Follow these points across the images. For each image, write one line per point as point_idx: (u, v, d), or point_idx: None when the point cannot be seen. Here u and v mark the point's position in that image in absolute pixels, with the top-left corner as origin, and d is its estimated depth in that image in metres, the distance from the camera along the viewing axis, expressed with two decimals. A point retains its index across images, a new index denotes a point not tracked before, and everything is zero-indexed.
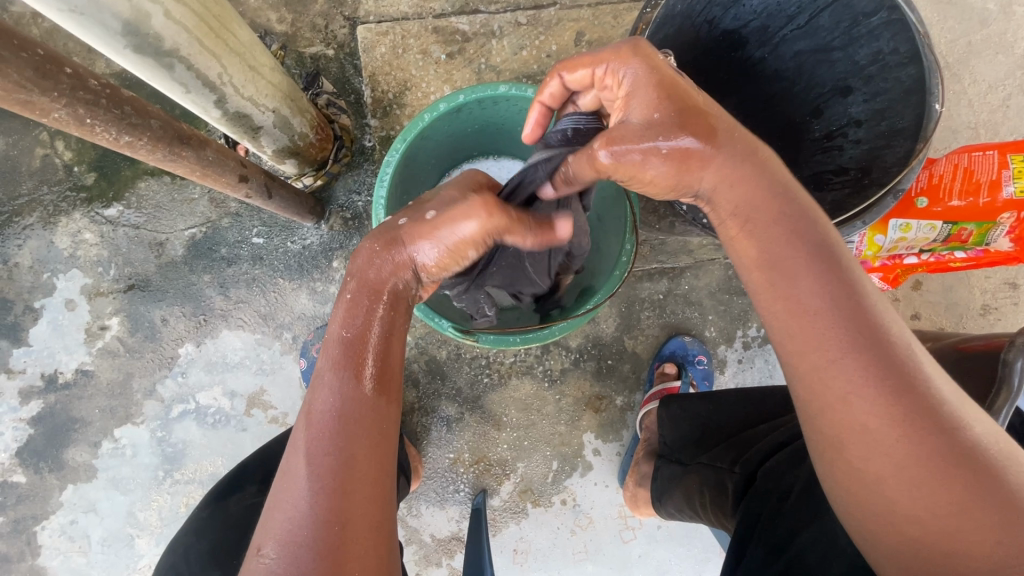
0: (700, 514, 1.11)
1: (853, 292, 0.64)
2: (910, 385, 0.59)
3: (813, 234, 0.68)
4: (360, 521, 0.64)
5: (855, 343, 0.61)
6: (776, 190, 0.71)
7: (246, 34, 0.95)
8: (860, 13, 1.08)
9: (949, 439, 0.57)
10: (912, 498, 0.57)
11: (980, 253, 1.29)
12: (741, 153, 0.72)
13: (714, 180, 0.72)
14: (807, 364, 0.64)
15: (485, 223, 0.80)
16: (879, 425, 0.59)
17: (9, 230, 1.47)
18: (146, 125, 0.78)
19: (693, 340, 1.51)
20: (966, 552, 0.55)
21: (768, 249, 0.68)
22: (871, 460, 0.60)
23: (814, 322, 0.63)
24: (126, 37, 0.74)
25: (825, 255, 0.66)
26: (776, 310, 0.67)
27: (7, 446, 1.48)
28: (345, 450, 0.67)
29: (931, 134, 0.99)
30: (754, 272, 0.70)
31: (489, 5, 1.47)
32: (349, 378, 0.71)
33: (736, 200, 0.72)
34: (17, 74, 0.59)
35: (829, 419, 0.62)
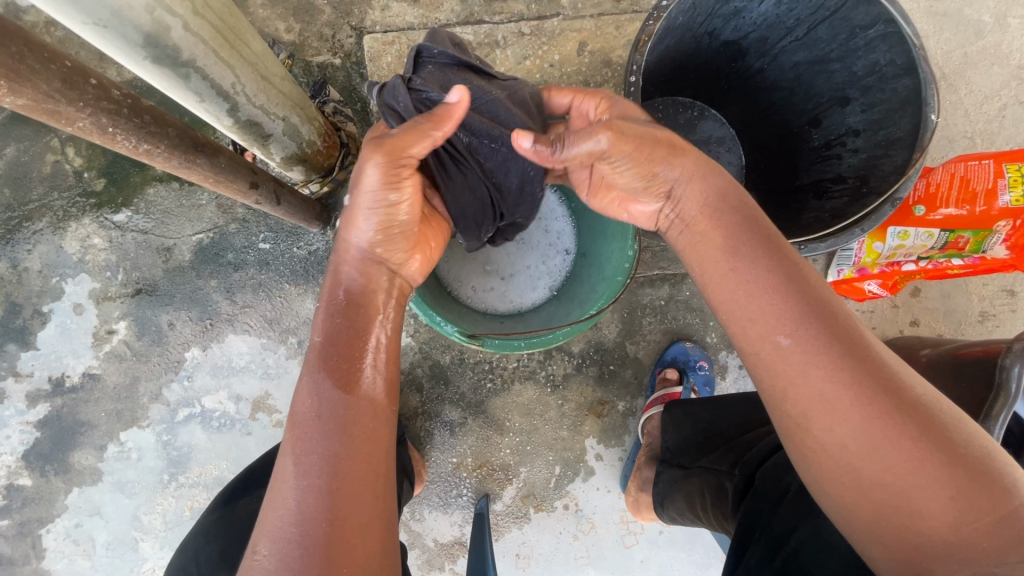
0: (702, 519, 1.12)
1: (800, 274, 0.71)
2: (860, 354, 0.65)
3: (762, 227, 0.77)
4: (351, 517, 0.66)
5: (805, 317, 0.68)
6: (732, 188, 0.82)
7: (259, 45, 0.98)
8: (857, 25, 1.10)
9: (901, 404, 0.62)
10: (874, 462, 0.61)
11: (977, 260, 1.31)
12: (706, 161, 0.85)
13: (687, 175, 0.83)
14: (767, 341, 0.69)
15: (377, 158, 0.79)
16: (835, 393, 0.64)
17: (18, 235, 1.48)
18: (163, 133, 0.80)
19: (694, 346, 1.53)
20: (926, 509, 0.58)
21: (731, 240, 0.77)
22: (833, 429, 0.64)
23: (767, 301, 0.70)
24: (146, 48, 0.76)
25: (773, 244, 0.75)
26: (736, 294, 0.74)
27: (14, 448, 1.49)
28: (328, 450, 0.68)
29: (928, 144, 1.01)
30: (717, 263, 0.77)
31: (493, 16, 1.50)
32: (327, 379, 0.72)
33: (702, 197, 0.82)
34: (45, 85, 0.61)
35: (792, 392, 0.67)
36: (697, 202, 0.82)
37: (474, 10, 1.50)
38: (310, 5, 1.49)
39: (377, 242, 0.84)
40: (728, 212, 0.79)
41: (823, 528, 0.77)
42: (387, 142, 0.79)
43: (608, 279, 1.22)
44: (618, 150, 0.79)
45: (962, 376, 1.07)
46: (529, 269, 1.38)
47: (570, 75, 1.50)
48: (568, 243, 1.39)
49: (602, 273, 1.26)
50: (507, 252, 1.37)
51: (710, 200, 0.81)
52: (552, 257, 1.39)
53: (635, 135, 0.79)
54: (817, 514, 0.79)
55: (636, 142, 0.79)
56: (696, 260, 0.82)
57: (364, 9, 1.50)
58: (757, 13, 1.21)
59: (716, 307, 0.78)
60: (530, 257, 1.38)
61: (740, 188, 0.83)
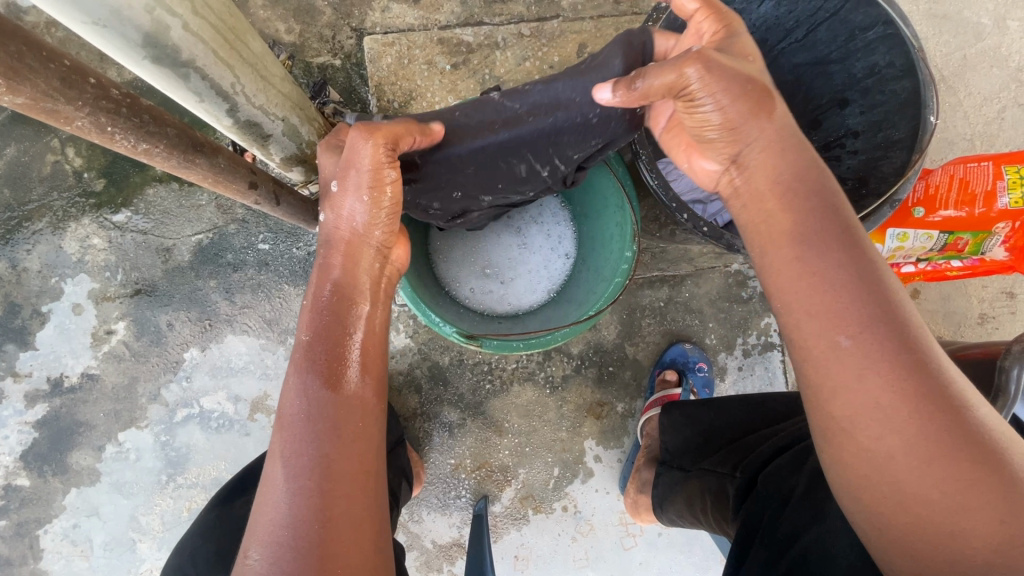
0: (701, 521, 1.12)
1: (872, 270, 0.66)
2: (925, 364, 0.61)
3: (839, 215, 0.70)
4: (343, 519, 0.65)
5: (876, 320, 0.63)
6: (808, 165, 0.75)
7: (258, 45, 0.98)
8: (857, 27, 1.11)
9: (960, 421, 0.59)
10: (921, 477, 0.59)
11: (976, 261, 1.32)
12: (782, 133, 0.77)
13: (758, 149, 0.77)
14: (824, 340, 0.65)
15: (375, 140, 0.80)
16: (893, 403, 0.61)
17: (18, 235, 1.48)
18: (162, 133, 0.80)
19: (693, 347, 1.53)
20: (971, 528, 0.57)
21: (796, 227, 0.70)
22: (883, 438, 0.61)
23: (837, 298, 0.65)
24: (146, 48, 0.76)
25: (846, 234, 0.68)
26: (797, 286, 0.68)
27: (12, 449, 1.49)
28: (318, 451, 0.68)
29: (926, 146, 1.02)
30: (780, 249, 0.71)
31: (493, 18, 1.50)
32: (315, 379, 0.71)
33: (770, 176, 0.75)
34: (44, 84, 0.61)
35: (845, 397, 0.64)
36: (765, 176, 0.76)
37: (475, 12, 1.50)
38: (311, 6, 1.50)
39: (372, 226, 0.84)
40: (803, 194, 0.72)
41: (827, 534, 0.77)
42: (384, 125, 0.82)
43: (607, 279, 1.21)
44: (701, 90, 0.75)
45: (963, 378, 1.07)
46: (529, 273, 1.37)
47: None
48: (568, 248, 1.39)
49: (602, 275, 1.25)
50: (505, 253, 1.37)
51: (783, 180, 0.74)
52: (551, 261, 1.38)
53: (726, 75, 0.74)
54: (822, 519, 0.79)
55: (727, 83, 0.74)
56: (756, 239, 0.75)
57: (365, 10, 1.50)
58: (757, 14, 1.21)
59: (770, 294, 0.73)
60: (531, 259, 1.37)
61: (820, 167, 0.75)
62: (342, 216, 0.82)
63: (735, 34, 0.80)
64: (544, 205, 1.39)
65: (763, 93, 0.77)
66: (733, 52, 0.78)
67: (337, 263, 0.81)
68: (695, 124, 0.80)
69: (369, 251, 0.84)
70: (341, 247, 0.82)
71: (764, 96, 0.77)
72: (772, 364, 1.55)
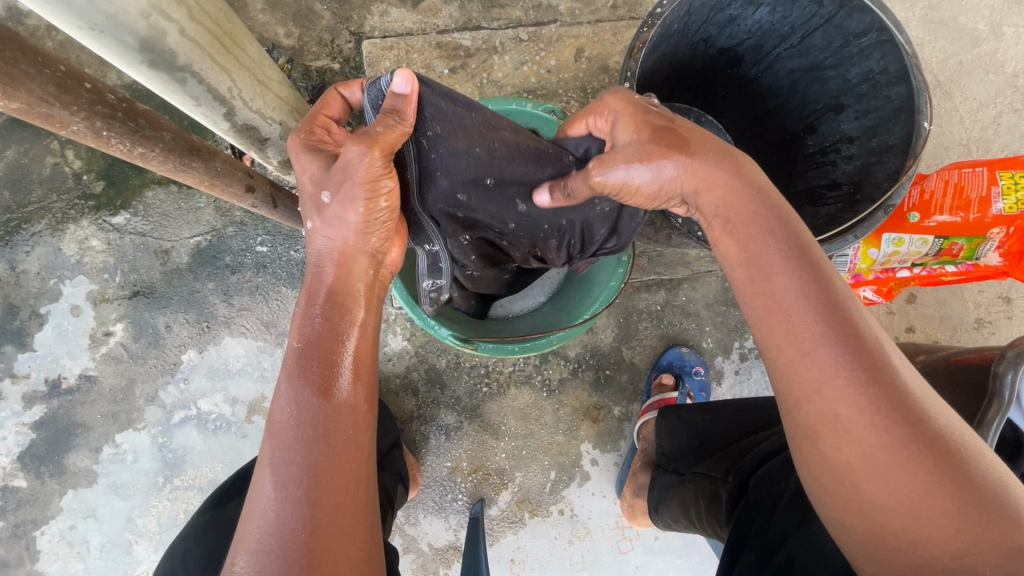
0: (696, 525, 1.12)
1: (826, 286, 0.67)
2: (880, 377, 0.61)
3: (790, 236, 0.72)
4: (330, 527, 0.65)
5: (829, 333, 0.64)
6: (755, 187, 0.77)
7: (255, 50, 0.99)
8: (851, 33, 1.11)
9: (918, 431, 0.59)
10: (879, 486, 0.59)
11: (970, 267, 1.32)
12: (722, 160, 0.79)
13: (694, 181, 0.80)
14: (785, 357, 0.66)
15: (374, 152, 0.77)
16: (849, 415, 0.61)
17: (17, 237, 1.49)
18: (159, 137, 0.81)
19: (690, 351, 1.53)
20: (932, 537, 0.56)
21: (751, 248, 0.73)
22: (842, 449, 0.62)
23: (792, 317, 0.67)
24: (142, 53, 0.77)
25: (799, 252, 0.70)
26: (756, 303, 0.71)
27: (9, 450, 1.49)
28: (308, 459, 0.68)
29: (920, 151, 1.03)
30: (736, 273, 0.75)
31: (491, 22, 1.51)
32: (306, 387, 0.71)
33: (716, 202, 0.78)
34: (40, 89, 0.61)
35: (805, 410, 0.64)
36: (715, 211, 0.79)
37: (473, 17, 1.51)
38: (310, 10, 1.50)
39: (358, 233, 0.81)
40: (753, 220, 0.75)
41: (815, 536, 0.77)
42: (383, 135, 0.78)
43: (603, 284, 1.22)
44: (613, 186, 0.82)
45: (959, 381, 1.08)
46: None
47: (568, 81, 1.51)
48: None
49: (597, 277, 1.26)
50: None
51: (727, 211, 0.77)
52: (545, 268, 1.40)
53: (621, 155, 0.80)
54: (810, 520, 0.79)
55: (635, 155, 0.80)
56: (723, 264, 0.77)
57: (363, 14, 1.51)
58: (752, 21, 1.22)
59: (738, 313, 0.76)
60: None
61: (769, 194, 0.77)
62: (339, 224, 0.79)
63: (618, 118, 0.84)
64: None
65: (671, 146, 0.80)
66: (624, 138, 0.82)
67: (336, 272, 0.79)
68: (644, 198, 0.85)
69: (361, 262, 0.82)
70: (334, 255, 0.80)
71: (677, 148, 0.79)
72: None
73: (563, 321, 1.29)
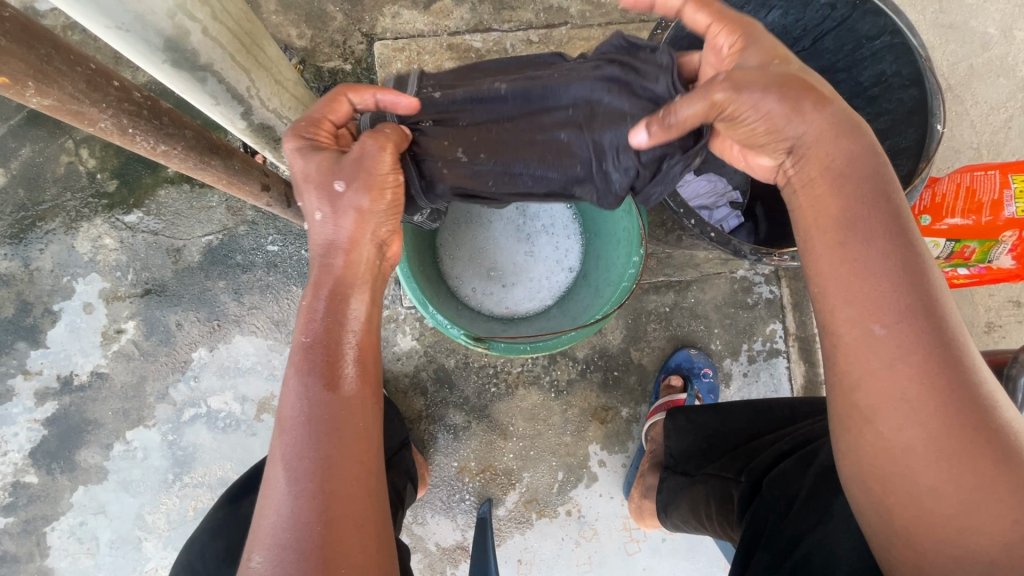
0: (706, 526, 1.12)
1: (918, 261, 0.64)
2: (957, 360, 0.60)
3: (889, 204, 0.67)
4: (345, 519, 0.66)
5: (913, 311, 0.62)
6: (865, 147, 0.71)
7: (273, 50, 1.02)
8: (864, 36, 1.11)
9: (986, 420, 0.59)
10: (937, 469, 0.59)
11: (983, 270, 1.31)
12: (838, 115, 0.72)
13: (814, 135, 0.72)
14: (857, 330, 0.65)
15: (387, 148, 0.81)
16: (919, 395, 0.60)
17: (31, 235, 1.50)
18: (181, 135, 0.82)
19: (699, 353, 1.53)
20: (981, 527, 0.56)
21: (842, 212, 0.69)
22: (902, 428, 0.61)
23: (874, 288, 0.64)
24: (166, 51, 0.78)
25: (896, 223, 0.66)
26: (835, 273, 0.68)
27: (21, 446, 1.50)
28: (320, 453, 0.67)
29: (934, 154, 1.03)
30: (821, 236, 0.70)
31: (502, 24, 1.52)
32: (315, 381, 0.70)
33: (829, 158, 0.71)
34: (70, 86, 0.62)
35: (870, 386, 0.63)
36: (821, 162, 0.71)
37: (484, 18, 1.52)
38: (323, 12, 1.52)
39: (381, 222, 0.81)
40: (852, 182, 0.69)
41: (831, 537, 0.77)
42: (392, 135, 0.83)
43: (614, 284, 1.22)
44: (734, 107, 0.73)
45: None
46: (530, 281, 1.39)
47: None
48: (573, 261, 1.41)
49: (609, 279, 1.25)
50: (510, 257, 1.39)
51: (833, 167, 0.71)
52: (554, 272, 1.40)
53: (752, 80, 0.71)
54: (826, 521, 0.79)
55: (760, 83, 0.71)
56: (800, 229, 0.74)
57: (375, 16, 1.52)
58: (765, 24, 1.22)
59: (807, 278, 0.72)
60: (535, 269, 1.39)
61: (878, 155, 0.71)
62: (350, 216, 0.78)
63: (755, 44, 0.76)
64: (555, 217, 1.40)
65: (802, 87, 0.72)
66: (757, 61, 0.74)
67: (338, 264, 0.78)
68: (750, 135, 0.76)
69: (367, 239, 0.80)
70: (343, 246, 0.78)
71: (801, 85, 0.72)
72: (777, 370, 1.55)
73: (570, 323, 1.30)
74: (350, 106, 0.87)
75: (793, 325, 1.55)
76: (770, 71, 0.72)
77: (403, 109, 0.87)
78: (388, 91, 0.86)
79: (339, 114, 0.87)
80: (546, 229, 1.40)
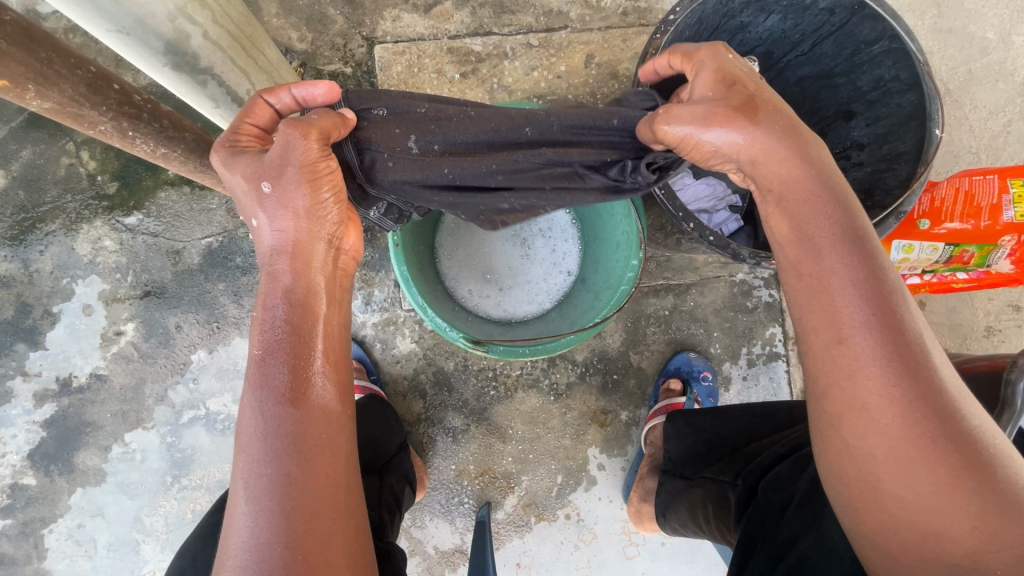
0: (704, 530, 1.11)
1: (875, 273, 0.65)
2: (914, 369, 0.60)
3: (847, 217, 0.68)
4: (309, 535, 0.65)
5: (870, 320, 0.62)
6: (817, 165, 0.71)
7: (273, 54, 1.04)
8: (862, 41, 1.12)
9: (948, 426, 0.58)
10: (900, 476, 0.59)
11: (981, 274, 1.31)
12: (785, 131, 0.72)
13: (751, 154, 0.73)
14: (820, 340, 0.66)
15: (310, 136, 0.75)
16: (878, 403, 0.61)
17: (31, 236, 1.50)
18: (181, 138, 0.82)
19: (698, 356, 1.53)
20: (946, 530, 0.56)
21: (803, 225, 0.69)
22: (865, 436, 0.61)
23: (833, 299, 0.65)
24: (166, 55, 0.78)
25: (854, 236, 0.67)
26: (799, 285, 0.68)
27: (19, 447, 1.50)
28: (279, 470, 0.67)
29: (932, 158, 1.03)
30: (787, 248, 0.71)
31: (502, 28, 1.52)
32: (268, 398, 0.70)
33: (779, 175, 0.72)
34: (71, 90, 0.63)
35: (834, 394, 0.64)
36: (777, 181, 0.73)
37: (484, 22, 1.52)
38: (323, 15, 1.52)
39: (319, 218, 0.77)
40: (810, 196, 0.70)
41: (825, 539, 0.77)
42: (318, 122, 0.77)
43: (613, 288, 1.21)
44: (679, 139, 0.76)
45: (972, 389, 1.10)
46: (528, 283, 1.39)
47: (577, 86, 1.52)
48: (571, 265, 1.41)
49: (607, 283, 1.25)
50: (508, 258, 1.39)
51: (789, 184, 0.71)
52: (553, 275, 1.40)
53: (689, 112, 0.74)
54: (821, 522, 0.79)
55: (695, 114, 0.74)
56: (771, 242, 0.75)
57: (376, 20, 1.52)
58: (764, 28, 1.22)
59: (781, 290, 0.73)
60: (533, 271, 1.39)
61: (832, 171, 0.72)
62: (286, 216, 0.75)
63: (703, 71, 0.77)
64: (554, 221, 1.40)
65: (741, 110, 0.73)
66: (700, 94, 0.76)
67: (282, 270, 0.76)
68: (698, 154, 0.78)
69: (320, 248, 0.78)
70: (286, 250, 0.76)
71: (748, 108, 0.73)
72: (777, 374, 1.55)
73: (568, 327, 1.30)
74: (271, 109, 0.84)
75: (793, 329, 1.55)
76: (712, 100, 0.74)
77: (323, 97, 0.84)
78: (301, 84, 0.83)
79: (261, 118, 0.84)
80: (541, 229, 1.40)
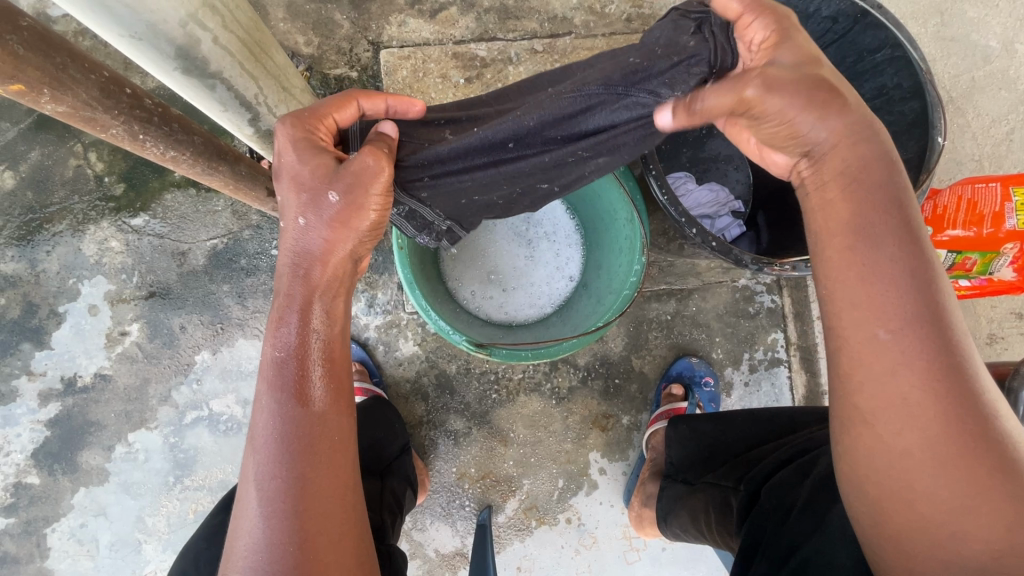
0: (705, 536, 1.11)
1: (928, 270, 0.63)
2: (960, 370, 0.60)
3: (903, 211, 0.65)
4: (320, 537, 0.66)
5: (920, 316, 0.61)
6: (883, 154, 0.68)
7: (281, 59, 1.05)
8: (865, 49, 1.13)
9: (985, 429, 0.58)
10: (932, 475, 0.59)
11: (983, 282, 1.31)
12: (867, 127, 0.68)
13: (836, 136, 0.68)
14: (863, 334, 0.64)
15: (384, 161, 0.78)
16: (922, 401, 0.60)
17: (38, 237, 1.52)
18: (190, 141, 0.83)
19: (700, 361, 1.53)
20: (975, 531, 0.57)
21: (859, 214, 0.66)
22: (901, 433, 0.61)
23: (885, 293, 0.63)
24: (177, 60, 0.80)
25: (909, 230, 0.64)
26: (844, 276, 0.66)
27: (24, 446, 1.50)
28: (295, 472, 0.68)
29: (935, 165, 1.03)
30: (833, 237, 0.68)
31: (507, 34, 1.54)
32: (286, 401, 0.70)
33: (850, 162, 0.67)
34: (85, 94, 0.64)
35: (872, 390, 0.63)
36: (836, 167, 0.69)
37: (489, 28, 1.54)
38: (330, 19, 1.53)
39: (360, 242, 0.79)
40: (872, 183, 0.67)
41: (827, 545, 0.77)
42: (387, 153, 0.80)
43: (615, 292, 1.21)
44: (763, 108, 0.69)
45: None
46: (530, 286, 1.41)
47: None
48: (573, 270, 1.42)
49: (610, 288, 1.25)
50: (510, 262, 1.41)
51: (852, 169, 0.67)
52: (554, 279, 1.41)
53: (789, 85, 0.67)
54: (822, 529, 0.79)
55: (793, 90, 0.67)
56: (811, 228, 0.72)
57: (381, 24, 1.54)
58: None
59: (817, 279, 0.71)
60: (536, 274, 1.41)
61: (893, 161, 0.68)
62: (337, 229, 0.75)
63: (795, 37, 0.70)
64: (559, 225, 1.43)
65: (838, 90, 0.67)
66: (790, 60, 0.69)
67: (315, 273, 0.76)
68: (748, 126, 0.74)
69: (342, 256, 0.77)
70: (320, 258, 0.76)
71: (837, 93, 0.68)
72: (779, 381, 1.55)
73: (568, 330, 1.31)
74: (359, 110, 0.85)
75: (795, 335, 1.55)
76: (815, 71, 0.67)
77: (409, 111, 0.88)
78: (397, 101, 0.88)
79: (345, 115, 0.84)
80: (545, 236, 1.42)
